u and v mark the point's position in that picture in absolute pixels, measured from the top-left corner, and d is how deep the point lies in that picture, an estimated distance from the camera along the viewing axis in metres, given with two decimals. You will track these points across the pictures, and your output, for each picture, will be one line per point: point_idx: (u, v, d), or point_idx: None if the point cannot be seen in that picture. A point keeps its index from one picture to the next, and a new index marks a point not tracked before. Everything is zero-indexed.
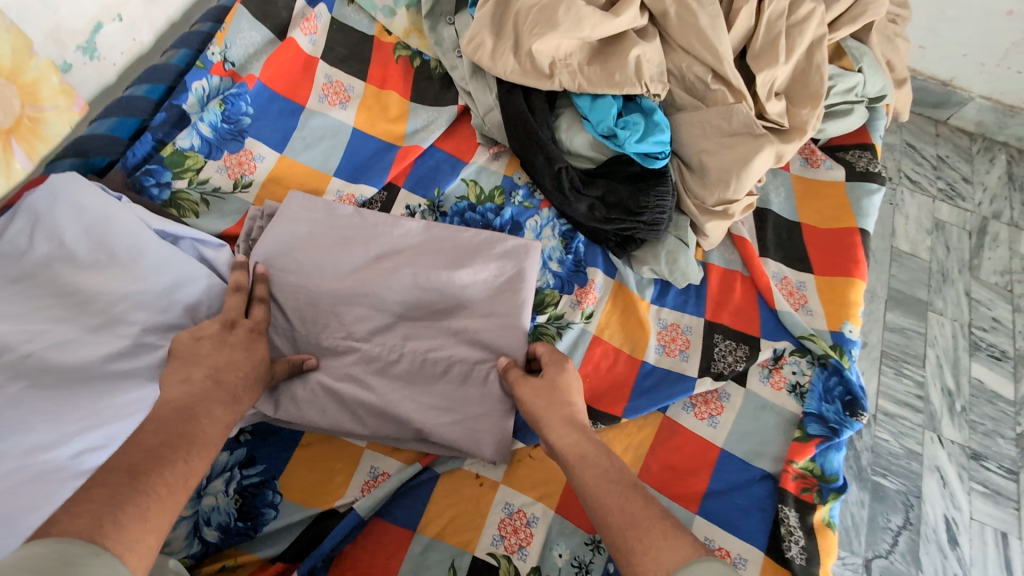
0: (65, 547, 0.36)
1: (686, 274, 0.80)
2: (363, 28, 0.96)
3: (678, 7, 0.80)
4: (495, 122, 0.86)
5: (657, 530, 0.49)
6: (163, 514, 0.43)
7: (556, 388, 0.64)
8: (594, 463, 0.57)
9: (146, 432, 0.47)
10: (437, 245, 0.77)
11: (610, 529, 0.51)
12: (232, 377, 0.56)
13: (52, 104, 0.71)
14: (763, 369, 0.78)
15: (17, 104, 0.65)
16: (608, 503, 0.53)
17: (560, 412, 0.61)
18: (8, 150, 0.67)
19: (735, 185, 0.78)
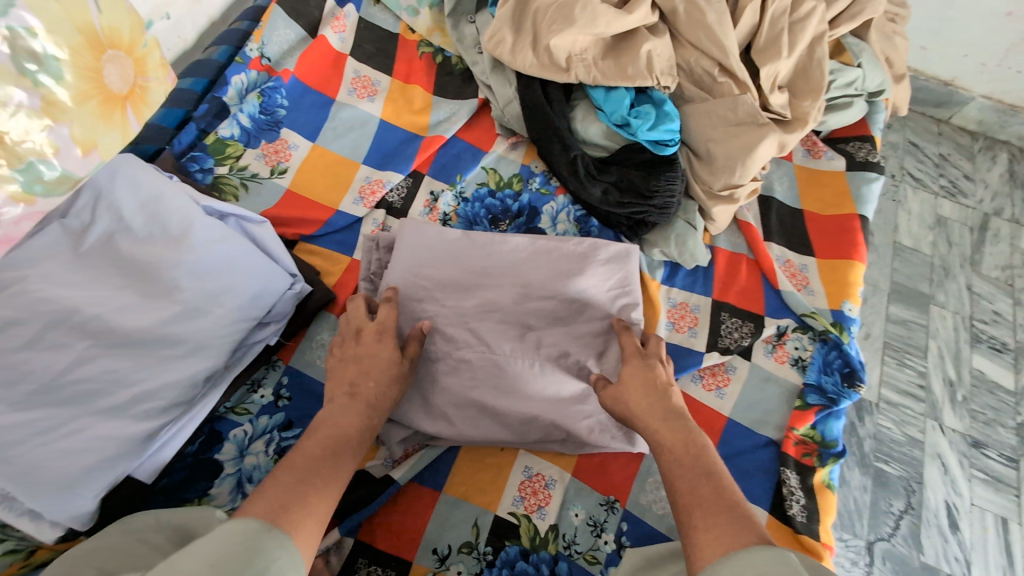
0: (248, 526, 0.45)
1: (694, 255, 0.85)
2: (388, 26, 1.02)
3: (687, 5, 0.85)
4: (515, 113, 0.92)
5: (721, 516, 0.52)
6: (320, 503, 0.52)
7: (653, 381, 0.68)
8: (674, 450, 0.61)
9: (311, 442, 0.57)
10: (545, 257, 0.81)
11: (680, 508, 0.56)
12: (379, 386, 0.65)
13: (156, 77, 0.39)
14: (767, 345, 0.82)
15: (130, 72, 0.36)
16: (685, 486, 0.57)
17: (647, 403, 0.66)
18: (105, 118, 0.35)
19: (740, 171, 0.83)
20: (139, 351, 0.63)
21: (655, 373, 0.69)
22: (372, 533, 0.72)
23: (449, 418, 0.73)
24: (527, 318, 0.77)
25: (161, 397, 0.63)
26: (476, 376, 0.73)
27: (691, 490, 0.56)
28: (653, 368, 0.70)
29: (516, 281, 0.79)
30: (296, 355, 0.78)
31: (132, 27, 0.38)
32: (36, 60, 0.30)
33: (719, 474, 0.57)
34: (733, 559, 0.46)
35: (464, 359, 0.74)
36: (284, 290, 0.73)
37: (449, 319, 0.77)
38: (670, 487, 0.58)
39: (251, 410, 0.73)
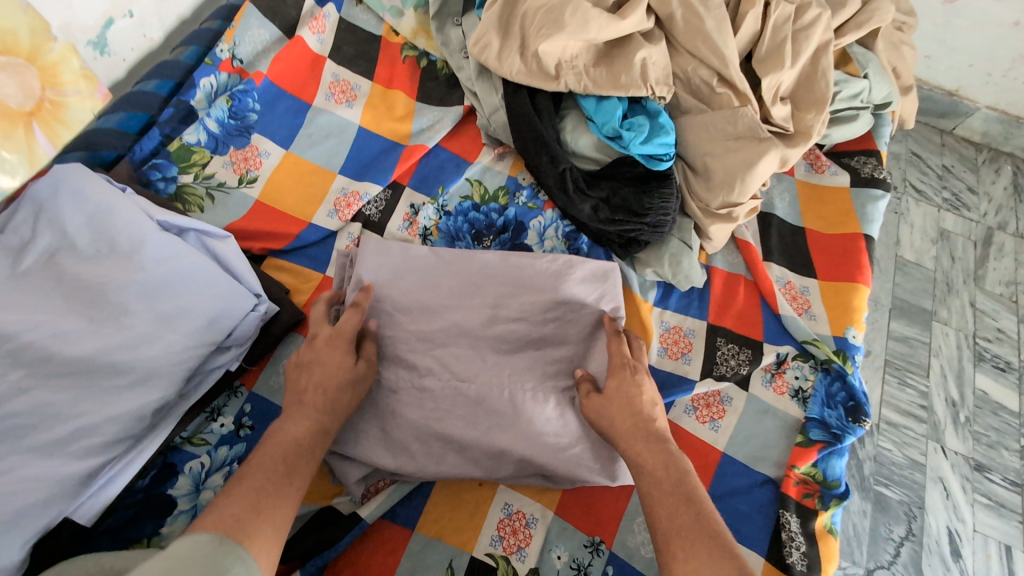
0: (203, 543, 0.45)
1: (689, 277, 0.80)
2: (370, 28, 0.96)
3: (684, 10, 0.80)
4: (501, 122, 0.87)
5: (698, 546, 0.52)
6: (276, 518, 0.51)
7: (623, 398, 0.64)
8: (652, 473, 0.59)
9: (260, 460, 0.55)
10: (512, 275, 0.76)
11: (658, 533, 0.55)
12: (329, 392, 0.62)
13: (74, 88, 0.54)
14: (766, 374, 0.77)
15: (35, 83, 0.50)
16: (663, 511, 0.56)
17: (628, 423, 0.63)
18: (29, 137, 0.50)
19: (739, 188, 0.78)
20: (80, 381, 0.57)
21: (636, 391, 0.65)
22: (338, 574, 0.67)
23: (421, 451, 0.68)
24: (496, 342, 0.73)
25: (102, 432, 0.57)
26: (451, 407, 0.68)
27: (671, 518, 0.55)
28: (640, 378, 0.66)
29: (488, 300, 0.75)
30: (260, 381, 0.72)
31: (36, 32, 0.52)
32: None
33: (694, 491, 0.57)
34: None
35: (434, 388, 0.69)
36: (246, 312, 0.67)
37: (424, 344, 0.72)
38: (646, 508, 0.58)
39: (209, 440, 0.68)
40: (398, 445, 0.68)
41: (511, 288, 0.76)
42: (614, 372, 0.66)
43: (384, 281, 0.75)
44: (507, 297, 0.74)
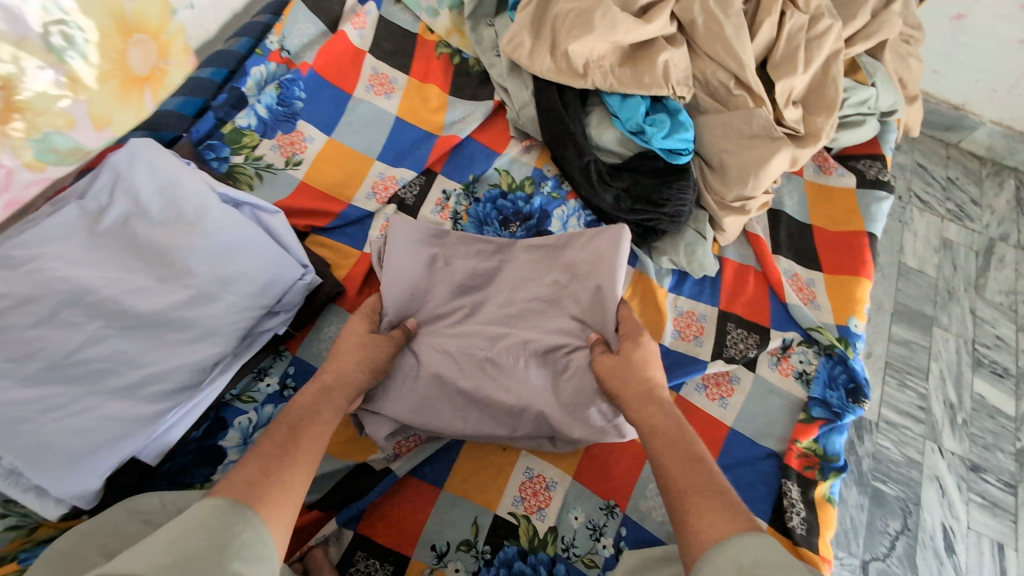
0: (214, 513, 0.48)
1: (703, 265, 0.86)
2: (407, 26, 1.03)
3: (706, 17, 0.85)
4: (529, 117, 0.93)
5: (710, 497, 0.54)
6: (290, 477, 0.54)
7: (631, 362, 0.69)
8: (661, 432, 0.62)
9: (278, 424, 0.59)
10: (533, 254, 0.83)
11: (669, 492, 0.57)
12: (367, 361, 0.69)
13: (178, 59, 0.63)
14: (772, 357, 0.83)
15: (152, 56, 0.57)
16: (671, 470, 0.58)
17: (638, 388, 0.67)
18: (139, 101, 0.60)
19: (753, 182, 0.83)
20: (152, 333, 0.63)
21: (645, 358, 0.70)
22: (371, 526, 0.72)
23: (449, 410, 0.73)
24: (515, 317, 0.79)
25: (171, 379, 0.63)
26: (473, 372, 0.74)
27: (685, 476, 0.57)
28: (646, 346, 0.71)
29: (506, 283, 0.81)
30: (303, 346, 0.78)
31: (158, 14, 0.57)
32: (65, 41, 0.48)
33: (701, 457, 0.59)
34: (729, 544, 0.49)
35: (452, 350, 0.75)
36: (295, 280, 0.73)
37: (452, 318, 0.79)
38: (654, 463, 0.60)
39: (257, 398, 0.73)
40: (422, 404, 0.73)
41: (534, 267, 0.82)
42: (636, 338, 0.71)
43: (413, 256, 0.80)
44: (527, 279, 0.81)
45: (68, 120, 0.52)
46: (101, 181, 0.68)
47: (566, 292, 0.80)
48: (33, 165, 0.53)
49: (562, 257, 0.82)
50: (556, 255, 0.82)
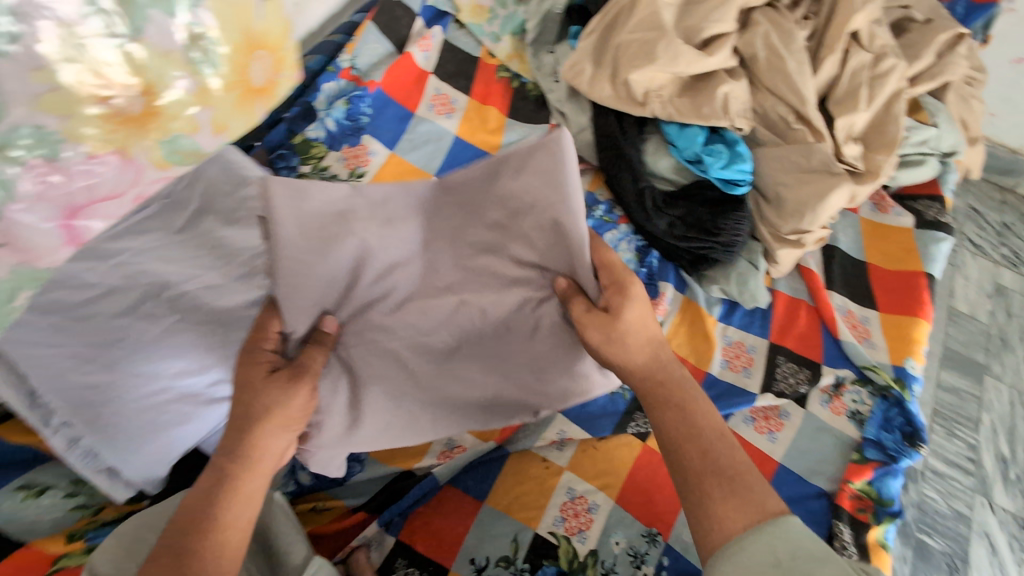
0: None
1: (754, 296, 0.86)
2: (469, 49, 1.06)
3: (768, 52, 0.86)
4: (585, 141, 0.95)
5: (738, 486, 0.52)
6: (208, 559, 0.48)
7: (618, 331, 0.58)
8: (669, 408, 0.58)
9: (197, 489, 0.52)
10: (469, 197, 0.63)
11: (683, 475, 0.54)
12: (246, 406, 0.55)
13: (284, 75, 0.43)
14: (823, 394, 0.82)
15: (267, 69, 0.40)
16: (685, 450, 0.55)
17: (639, 354, 0.59)
18: (247, 105, 0.40)
19: (809, 217, 0.83)
20: (218, 329, 0.64)
21: (631, 324, 0.59)
22: (412, 536, 0.73)
23: (432, 424, 0.65)
24: (471, 269, 0.65)
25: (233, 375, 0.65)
26: (429, 365, 0.65)
27: (703, 455, 0.54)
28: (633, 301, 0.60)
29: (442, 234, 0.65)
30: None
31: (280, 30, 0.41)
32: (200, 49, 0.35)
33: (718, 431, 0.56)
34: (764, 537, 0.48)
35: (396, 347, 0.64)
36: None
37: (391, 301, 0.65)
38: (668, 449, 0.56)
39: None
40: (399, 423, 0.64)
41: (475, 215, 0.64)
42: (629, 293, 0.60)
43: (308, 233, 0.59)
44: (463, 227, 0.64)
45: (194, 127, 0.36)
46: (182, 185, 0.73)
47: (512, 235, 0.62)
48: (159, 164, 0.36)
49: (498, 194, 0.62)
50: (487, 190, 0.62)
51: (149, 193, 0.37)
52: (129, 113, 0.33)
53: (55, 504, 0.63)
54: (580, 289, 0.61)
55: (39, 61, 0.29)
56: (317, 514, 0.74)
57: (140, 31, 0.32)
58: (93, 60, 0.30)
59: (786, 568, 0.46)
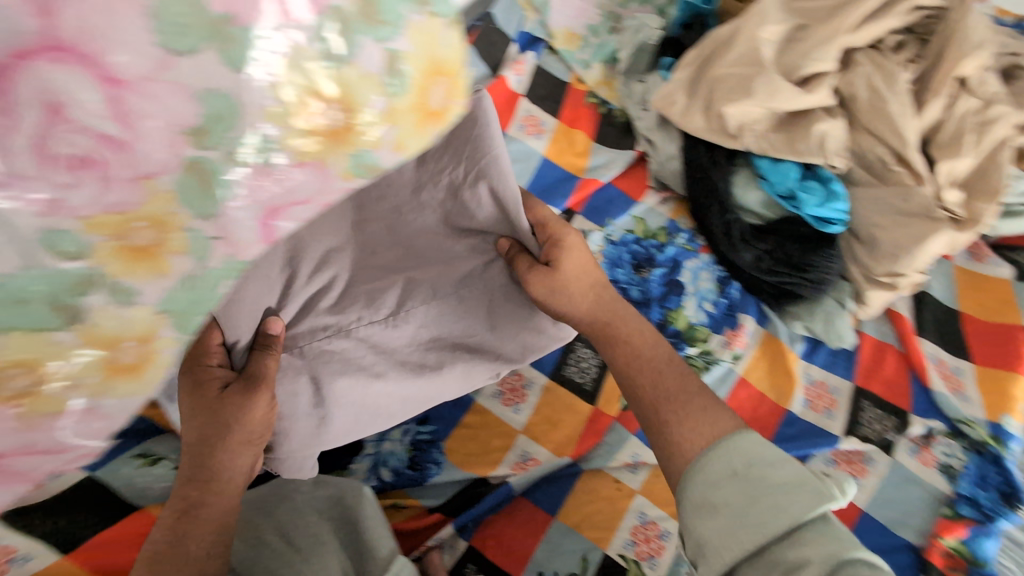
0: None
1: (840, 335, 0.85)
2: (559, 74, 1.07)
3: (870, 93, 0.86)
4: (673, 170, 0.96)
5: (693, 407, 0.56)
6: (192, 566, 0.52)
7: (559, 281, 0.62)
8: (627, 344, 0.63)
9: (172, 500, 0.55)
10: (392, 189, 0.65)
11: (645, 407, 0.58)
12: (205, 432, 0.55)
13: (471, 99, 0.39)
14: (912, 444, 0.80)
15: (452, 91, 0.36)
16: (640, 380, 0.60)
17: (588, 296, 0.64)
18: (426, 129, 0.36)
19: (906, 261, 0.81)
20: None
21: (571, 270, 0.63)
22: (483, 542, 0.74)
23: (398, 404, 0.63)
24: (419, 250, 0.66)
25: None
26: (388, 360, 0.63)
27: (656, 383, 0.59)
28: (572, 245, 0.65)
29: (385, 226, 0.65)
30: None
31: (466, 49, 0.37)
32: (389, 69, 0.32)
33: (662, 357, 0.61)
34: (718, 451, 0.51)
35: (354, 341, 0.62)
36: None
37: (335, 290, 0.63)
38: (628, 387, 0.61)
39: None
40: (367, 409, 0.62)
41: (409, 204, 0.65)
42: (564, 245, 0.64)
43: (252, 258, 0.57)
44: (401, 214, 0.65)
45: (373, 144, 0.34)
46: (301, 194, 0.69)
47: (452, 212, 0.64)
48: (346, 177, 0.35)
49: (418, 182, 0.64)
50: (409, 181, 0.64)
51: (334, 201, 0.36)
52: (333, 128, 0.32)
53: (165, 475, 0.68)
54: (523, 248, 0.65)
55: (260, 92, 0.29)
56: (396, 511, 0.76)
57: (352, 55, 0.31)
58: (312, 81, 0.30)
59: (744, 475, 0.48)
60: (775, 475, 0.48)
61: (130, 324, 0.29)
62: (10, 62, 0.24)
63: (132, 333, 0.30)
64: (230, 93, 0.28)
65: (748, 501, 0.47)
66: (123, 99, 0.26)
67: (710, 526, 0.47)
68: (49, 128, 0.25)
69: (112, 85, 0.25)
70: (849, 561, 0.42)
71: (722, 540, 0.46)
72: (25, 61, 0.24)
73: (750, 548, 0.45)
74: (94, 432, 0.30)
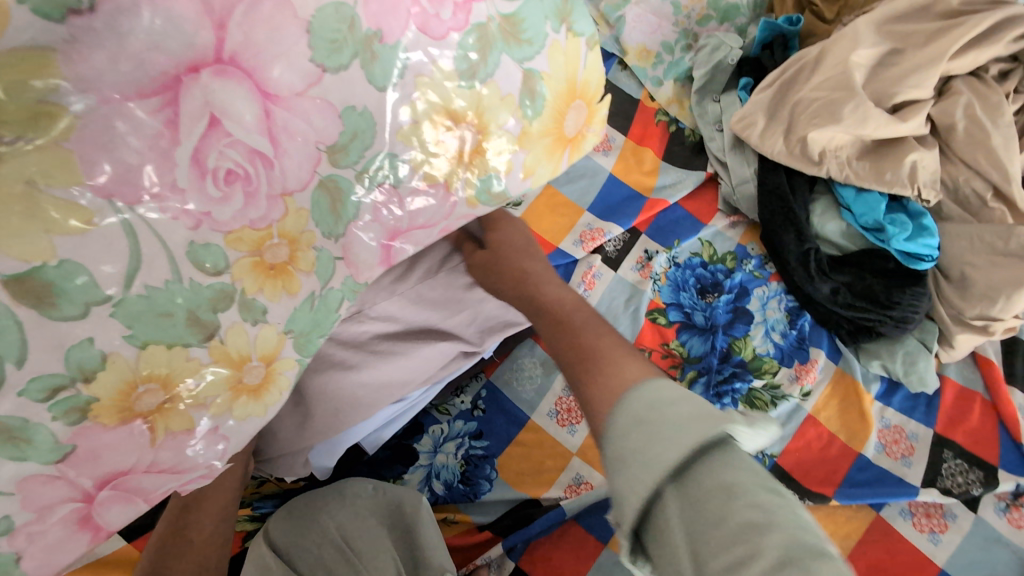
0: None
1: (923, 379, 0.80)
2: (630, 90, 1.06)
3: (968, 123, 0.81)
4: (747, 194, 0.93)
5: (614, 361, 0.42)
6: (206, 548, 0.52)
7: (492, 244, 0.60)
8: (556, 308, 0.51)
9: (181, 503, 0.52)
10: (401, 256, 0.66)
11: (566, 371, 0.45)
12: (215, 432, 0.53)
13: (594, 130, 0.49)
14: (999, 502, 0.74)
15: (580, 121, 0.47)
16: (563, 345, 0.47)
17: (515, 246, 0.59)
18: (557, 156, 0.46)
19: (1002, 304, 0.76)
20: None
21: (511, 236, 0.60)
22: (531, 564, 0.72)
23: (374, 394, 0.63)
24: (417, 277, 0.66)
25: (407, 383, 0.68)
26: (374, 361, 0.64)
27: (583, 344, 0.45)
28: (513, 218, 0.64)
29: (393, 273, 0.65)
30: (498, 372, 0.82)
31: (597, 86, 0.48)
32: (532, 97, 0.42)
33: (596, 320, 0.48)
34: (626, 395, 0.38)
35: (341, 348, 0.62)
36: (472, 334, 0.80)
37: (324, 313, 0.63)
38: (555, 354, 0.47)
39: (451, 412, 0.79)
40: (345, 403, 0.62)
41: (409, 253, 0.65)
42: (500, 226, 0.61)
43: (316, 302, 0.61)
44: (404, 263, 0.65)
45: (507, 167, 0.43)
46: None
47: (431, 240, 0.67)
48: (471, 203, 0.42)
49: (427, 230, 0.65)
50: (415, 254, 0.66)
51: (454, 226, 0.43)
52: (464, 152, 0.40)
53: None
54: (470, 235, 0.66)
55: (399, 126, 0.36)
56: (446, 525, 0.74)
57: (490, 73, 0.39)
58: (446, 99, 0.37)
59: (644, 417, 0.35)
60: (674, 407, 0.35)
61: (257, 342, 0.35)
62: (184, 74, 0.28)
63: (263, 353, 0.36)
64: (371, 115, 0.35)
65: (647, 437, 0.34)
66: (274, 113, 0.31)
67: (613, 477, 0.35)
68: (211, 138, 0.30)
69: (268, 100, 0.31)
70: (746, 486, 0.31)
71: (624, 491, 0.34)
72: (196, 73, 0.29)
73: (648, 495, 0.33)
74: (215, 453, 0.35)
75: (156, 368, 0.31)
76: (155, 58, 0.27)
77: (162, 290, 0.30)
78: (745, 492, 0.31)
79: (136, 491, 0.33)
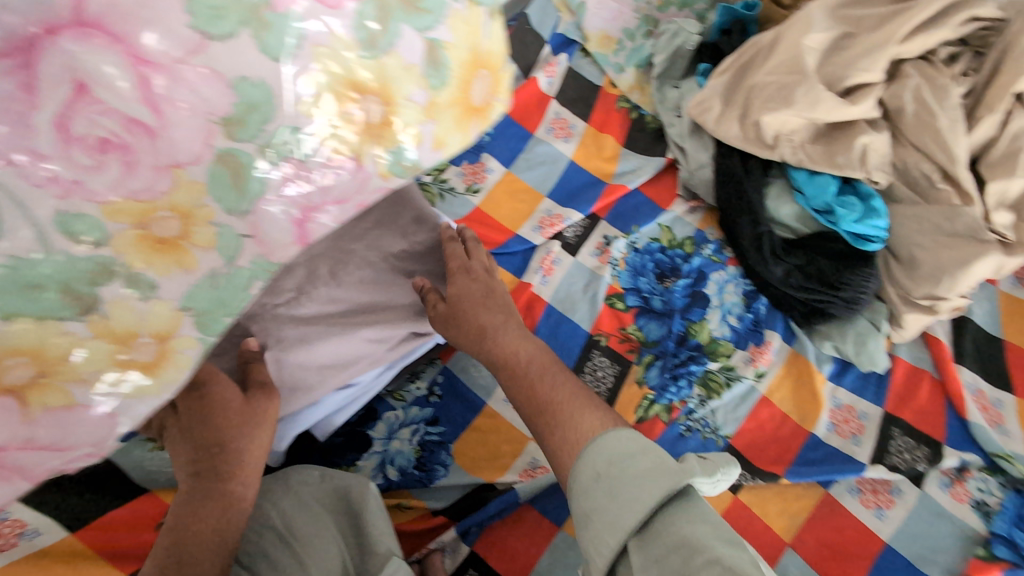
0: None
1: (873, 359, 0.82)
2: (592, 77, 1.06)
3: (917, 107, 0.82)
4: (704, 178, 0.93)
5: (572, 413, 0.59)
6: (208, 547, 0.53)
7: (460, 305, 0.68)
8: (517, 359, 0.65)
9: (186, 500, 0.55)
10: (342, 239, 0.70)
11: (532, 420, 0.61)
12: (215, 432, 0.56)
13: (502, 97, 0.51)
14: (944, 477, 0.76)
15: (486, 90, 0.48)
16: (527, 396, 0.62)
17: (480, 299, 0.69)
18: (466, 126, 0.47)
19: (947, 283, 0.78)
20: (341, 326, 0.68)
21: (474, 293, 0.69)
22: (486, 548, 0.73)
23: (315, 374, 0.66)
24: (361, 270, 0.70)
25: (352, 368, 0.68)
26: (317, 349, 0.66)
27: (545, 397, 0.61)
28: (476, 266, 0.71)
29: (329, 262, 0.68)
30: (454, 358, 0.82)
31: (502, 56, 0.49)
32: (436, 68, 0.42)
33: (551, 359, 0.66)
34: (588, 456, 0.54)
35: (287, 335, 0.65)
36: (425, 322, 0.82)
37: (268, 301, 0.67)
38: (521, 404, 0.62)
39: (406, 398, 0.79)
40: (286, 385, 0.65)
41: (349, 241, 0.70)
42: (453, 275, 0.70)
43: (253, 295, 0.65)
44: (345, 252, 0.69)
45: (417, 137, 0.43)
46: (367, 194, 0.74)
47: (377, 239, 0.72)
48: (383, 175, 0.43)
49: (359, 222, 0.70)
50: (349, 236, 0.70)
51: (370, 201, 0.44)
52: (371, 121, 0.41)
53: None
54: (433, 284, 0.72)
55: (299, 97, 0.37)
56: (400, 511, 0.74)
57: (391, 43, 0.39)
58: (347, 69, 0.38)
59: (606, 477, 0.52)
60: (635, 466, 0.51)
61: (147, 318, 0.37)
62: (42, 35, 0.29)
63: (154, 331, 0.37)
64: (262, 81, 0.35)
65: (618, 507, 0.50)
66: (149, 77, 0.32)
67: (587, 534, 0.51)
68: (75, 103, 0.31)
69: (140, 63, 0.31)
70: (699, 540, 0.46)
71: (595, 545, 0.50)
72: (53, 35, 0.29)
73: (615, 547, 0.49)
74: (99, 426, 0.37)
75: (24, 342, 0.33)
76: (4, 17, 0.28)
77: (23, 260, 0.31)
78: (701, 550, 0.45)
79: (14, 469, 0.35)
